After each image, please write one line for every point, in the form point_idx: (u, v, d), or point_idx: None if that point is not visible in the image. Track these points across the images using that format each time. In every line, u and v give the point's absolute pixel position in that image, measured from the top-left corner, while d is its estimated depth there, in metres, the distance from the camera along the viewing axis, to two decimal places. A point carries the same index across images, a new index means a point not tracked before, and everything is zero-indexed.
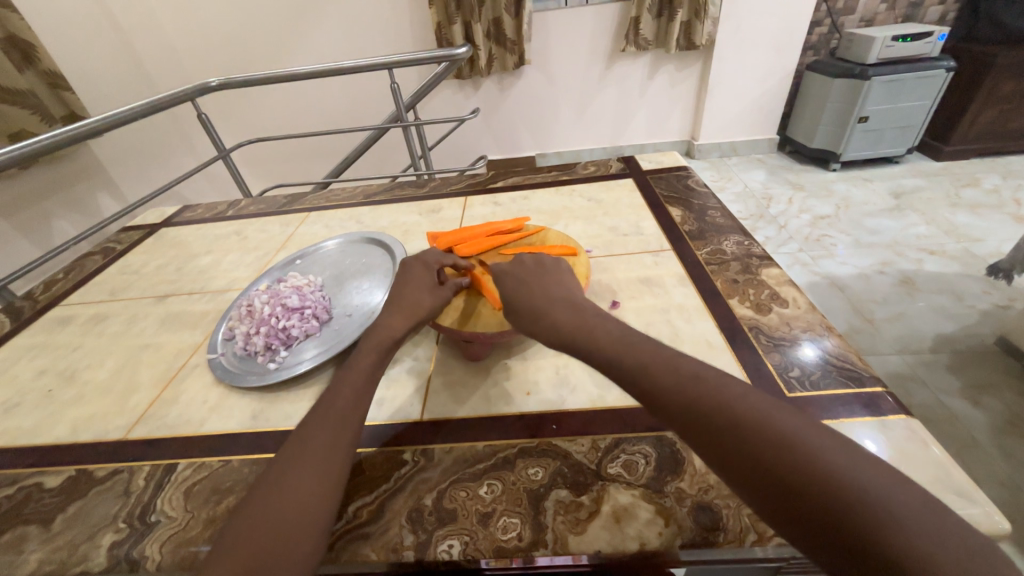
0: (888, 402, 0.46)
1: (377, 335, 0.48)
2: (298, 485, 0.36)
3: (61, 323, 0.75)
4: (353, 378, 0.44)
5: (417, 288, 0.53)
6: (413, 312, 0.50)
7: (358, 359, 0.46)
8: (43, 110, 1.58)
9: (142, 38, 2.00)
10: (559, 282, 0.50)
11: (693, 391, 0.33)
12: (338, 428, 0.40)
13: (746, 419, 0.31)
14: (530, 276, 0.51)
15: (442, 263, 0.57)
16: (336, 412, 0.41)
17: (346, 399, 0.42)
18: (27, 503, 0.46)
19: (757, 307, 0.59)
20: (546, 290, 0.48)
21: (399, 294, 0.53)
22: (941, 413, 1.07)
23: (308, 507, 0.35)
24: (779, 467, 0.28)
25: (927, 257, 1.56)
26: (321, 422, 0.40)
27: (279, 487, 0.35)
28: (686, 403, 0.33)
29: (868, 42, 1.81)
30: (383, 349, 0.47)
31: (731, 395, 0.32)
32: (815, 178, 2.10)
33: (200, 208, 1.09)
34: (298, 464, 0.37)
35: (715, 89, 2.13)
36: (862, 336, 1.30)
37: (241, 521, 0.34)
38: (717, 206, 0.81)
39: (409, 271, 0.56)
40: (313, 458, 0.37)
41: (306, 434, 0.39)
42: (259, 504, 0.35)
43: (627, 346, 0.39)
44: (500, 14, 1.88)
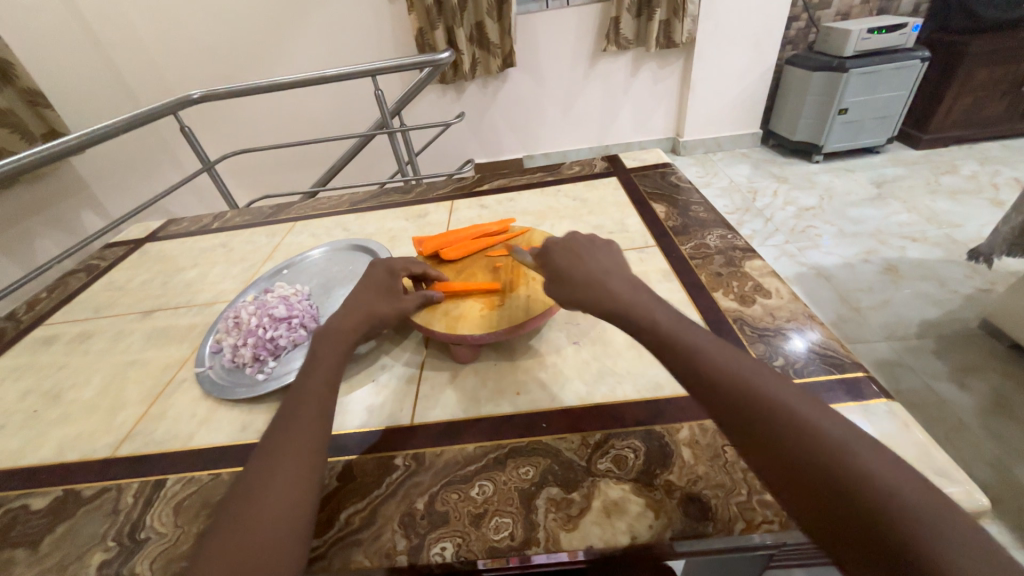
0: (870, 386, 0.47)
1: (330, 341, 0.48)
2: (272, 491, 0.36)
3: (45, 343, 0.74)
4: (313, 381, 0.44)
5: (375, 293, 0.53)
6: (367, 318, 0.50)
7: (316, 363, 0.46)
8: (22, 128, 1.56)
9: (122, 53, 1.98)
10: (570, 251, 0.49)
11: (730, 370, 0.35)
12: (307, 432, 0.40)
13: (773, 403, 0.32)
14: (536, 252, 0.51)
15: (408, 270, 0.57)
16: (301, 417, 0.41)
17: (310, 404, 0.42)
18: (13, 526, 0.45)
19: (742, 299, 0.60)
20: (554, 262, 0.49)
21: (354, 298, 0.53)
22: (929, 398, 1.09)
23: (283, 511, 0.35)
24: (794, 445, 0.30)
25: (910, 244, 1.59)
26: (289, 428, 0.40)
27: (253, 495, 0.36)
28: (721, 379, 0.34)
29: (845, 35, 1.85)
30: (341, 352, 0.47)
31: (765, 381, 0.34)
32: (798, 171, 2.13)
33: (184, 222, 1.08)
34: (268, 471, 0.37)
35: (697, 85, 2.16)
36: (850, 325, 1.32)
37: (218, 532, 0.34)
38: (700, 201, 0.82)
39: (373, 275, 0.56)
40: (284, 464, 0.38)
41: (275, 441, 0.39)
42: (234, 514, 0.35)
43: (677, 326, 0.39)
44: (482, 18, 1.89)
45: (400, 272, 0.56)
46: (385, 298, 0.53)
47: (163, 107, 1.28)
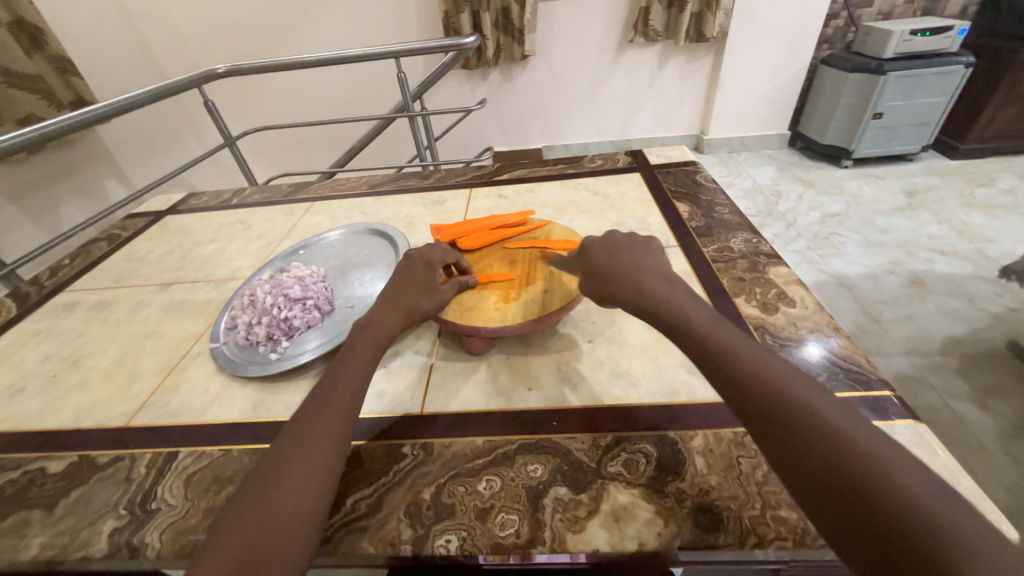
0: (896, 405, 0.45)
1: (369, 334, 0.46)
2: (292, 477, 0.36)
3: (66, 309, 0.75)
4: (348, 373, 0.43)
5: (415, 287, 0.51)
6: (408, 314, 0.49)
7: (352, 355, 0.45)
8: (51, 95, 1.58)
9: (150, 24, 1.99)
10: (653, 259, 0.48)
11: (770, 377, 0.34)
12: (333, 422, 0.39)
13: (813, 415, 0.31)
14: (621, 247, 0.49)
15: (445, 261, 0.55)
16: (331, 407, 0.40)
17: (341, 396, 0.41)
18: (30, 487, 0.47)
19: (764, 306, 0.58)
20: (644, 262, 0.47)
21: (393, 290, 0.51)
22: (947, 417, 1.06)
23: (298, 498, 0.35)
24: (835, 456, 0.29)
25: (938, 258, 1.53)
26: (316, 415, 0.40)
27: (275, 478, 0.36)
28: (758, 384, 0.34)
29: (886, 35, 1.77)
30: (378, 347, 0.46)
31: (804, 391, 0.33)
32: (826, 175, 2.07)
33: (205, 196, 1.09)
34: (291, 457, 0.37)
35: (725, 82, 2.09)
36: (869, 337, 1.29)
37: (236, 510, 0.34)
38: (726, 202, 0.80)
39: (410, 267, 0.54)
40: (308, 452, 0.37)
41: (301, 427, 0.39)
42: (253, 493, 0.35)
43: (716, 328, 0.38)
44: (508, 3, 1.85)
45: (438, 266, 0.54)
46: (424, 293, 0.51)
47: (188, 79, 1.28)
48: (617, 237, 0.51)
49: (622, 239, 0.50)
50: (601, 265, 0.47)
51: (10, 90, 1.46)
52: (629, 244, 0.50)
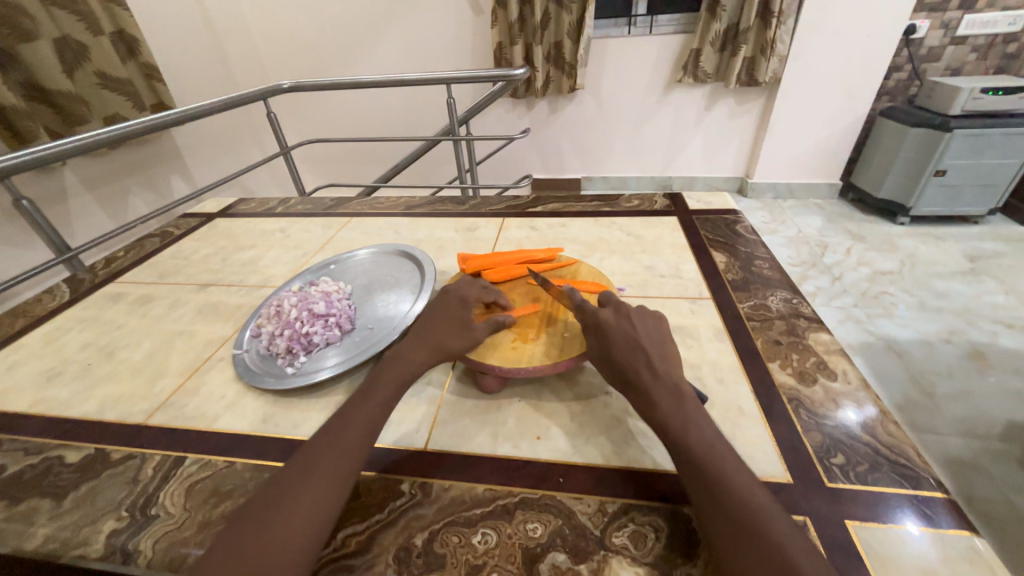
0: (948, 510, 0.40)
1: (396, 368, 0.47)
2: (294, 508, 0.35)
3: (113, 299, 0.80)
4: (367, 406, 0.43)
5: (446, 322, 0.51)
6: (437, 350, 0.49)
7: (374, 388, 0.45)
8: (136, 98, 1.74)
9: (230, 40, 2.17)
10: (668, 351, 0.46)
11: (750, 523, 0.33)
12: (343, 455, 0.39)
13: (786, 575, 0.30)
14: (639, 336, 0.47)
15: (480, 299, 0.55)
16: (345, 440, 0.40)
17: (356, 428, 0.41)
18: (47, 475, 0.48)
19: (800, 375, 0.54)
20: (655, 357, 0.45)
21: (426, 326, 0.51)
22: (1008, 513, 0.94)
23: (295, 530, 0.34)
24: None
25: (1004, 331, 1.40)
26: (329, 445, 0.40)
27: (279, 505, 0.35)
28: (735, 527, 0.33)
29: (953, 92, 1.68)
30: (401, 384, 0.46)
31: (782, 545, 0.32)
32: (878, 231, 1.96)
33: (253, 202, 1.15)
34: (298, 485, 0.37)
35: (775, 127, 2.05)
36: (919, 411, 1.18)
37: (237, 532, 0.34)
38: (766, 256, 0.76)
39: (445, 302, 0.54)
40: (313, 483, 0.37)
41: (312, 456, 0.39)
42: (255, 518, 0.35)
43: (714, 455, 0.38)
44: (561, 38, 1.91)
45: (472, 303, 0.54)
46: (455, 331, 0.51)
47: (254, 93, 1.37)
48: (636, 320, 0.49)
49: (645, 325, 0.48)
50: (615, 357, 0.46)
51: (103, 92, 1.61)
52: (651, 332, 0.48)
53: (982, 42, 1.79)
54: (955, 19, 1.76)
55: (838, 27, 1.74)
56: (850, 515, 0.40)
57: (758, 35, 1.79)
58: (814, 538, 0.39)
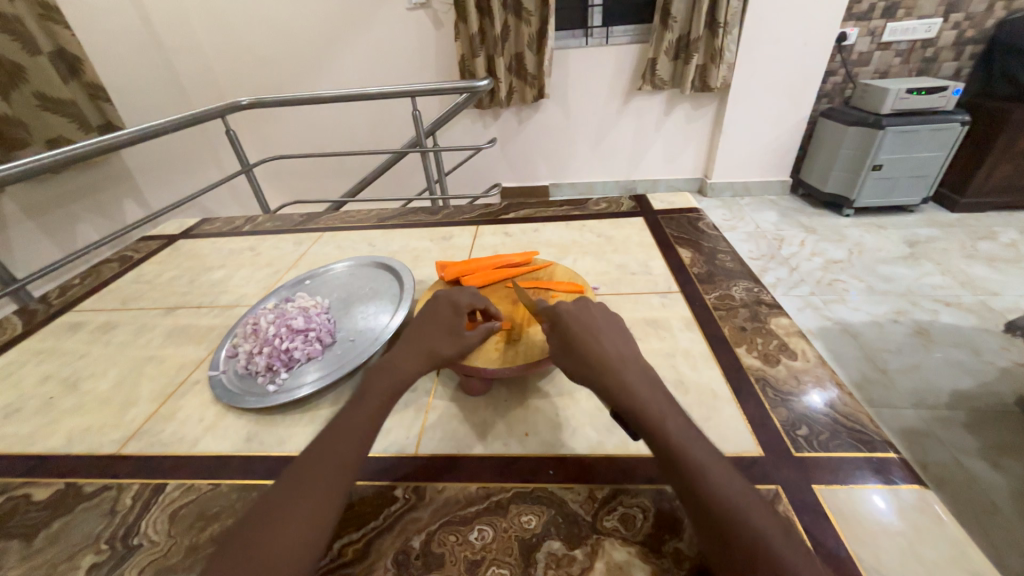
0: (902, 469, 0.44)
1: (386, 375, 0.46)
2: (292, 523, 0.35)
3: (71, 329, 0.76)
4: (359, 416, 0.43)
5: (439, 329, 0.51)
6: (429, 357, 0.48)
7: (366, 398, 0.44)
8: (81, 119, 1.66)
9: (182, 57, 2.10)
10: (627, 341, 0.48)
11: (730, 499, 0.35)
12: (338, 466, 0.39)
13: (765, 547, 0.32)
14: (602, 328, 0.48)
15: (473, 306, 0.54)
16: (339, 452, 0.40)
17: (348, 440, 0.41)
18: (12, 515, 0.46)
19: (765, 357, 0.58)
20: (615, 343, 0.46)
21: (416, 332, 0.51)
22: (959, 475, 1.02)
23: (294, 546, 0.34)
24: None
25: (942, 308, 1.53)
26: (322, 459, 0.39)
27: (275, 522, 0.35)
28: (717, 506, 0.35)
29: (883, 93, 1.84)
30: (393, 391, 0.45)
31: (758, 517, 0.34)
32: (827, 223, 2.10)
33: (218, 222, 1.12)
34: (294, 501, 0.36)
35: (728, 130, 2.17)
36: (875, 387, 1.26)
37: (233, 555, 0.34)
38: (727, 249, 0.81)
39: (436, 308, 0.53)
40: (308, 499, 0.36)
41: (306, 470, 0.38)
42: (252, 537, 0.34)
43: (689, 439, 0.39)
44: (522, 49, 1.96)
45: (464, 309, 0.53)
46: (447, 337, 0.51)
47: (212, 111, 1.33)
48: (596, 314, 0.50)
49: (598, 313, 0.50)
50: (584, 344, 0.46)
51: (45, 114, 1.53)
52: (608, 324, 0.49)
53: (904, 48, 1.97)
54: (879, 27, 1.93)
55: (778, 36, 1.88)
56: (816, 480, 0.43)
57: (708, 44, 1.90)
58: (786, 504, 0.42)
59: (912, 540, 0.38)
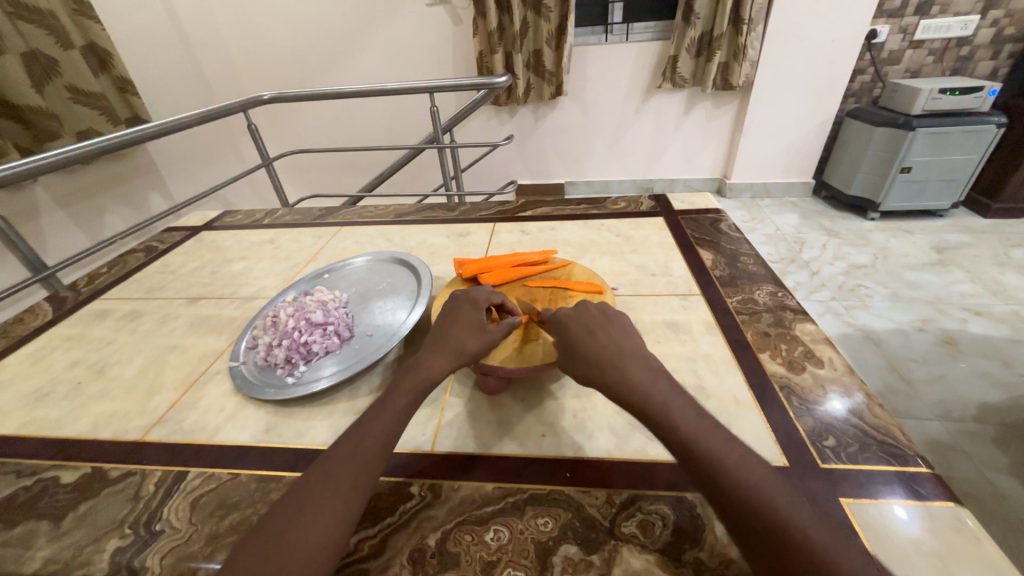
0: (934, 485, 0.42)
1: (413, 376, 0.46)
2: (315, 518, 0.35)
3: (98, 316, 0.78)
4: (384, 416, 0.43)
5: (464, 326, 0.51)
6: (456, 354, 0.48)
7: (392, 398, 0.44)
8: (110, 112, 1.70)
9: (206, 51, 2.13)
10: (628, 335, 0.47)
11: (751, 486, 0.34)
12: (363, 465, 0.39)
13: (796, 533, 0.31)
14: (601, 322, 0.48)
15: (490, 302, 0.54)
16: (365, 450, 0.40)
17: (374, 437, 0.41)
18: (42, 497, 0.47)
19: (790, 364, 0.57)
20: (615, 338, 0.46)
21: (442, 332, 0.51)
22: (986, 491, 0.98)
23: (319, 541, 0.34)
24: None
25: (972, 318, 1.47)
26: (347, 456, 0.39)
27: (299, 515, 0.35)
28: (739, 496, 0.34)
29: (914, 93, 1.77)
30: (419, 391, 0.45)
31: (783, 502, 0.33)
32: (852, 226, 2.04)
33: (240, 214, 1.14)
34: (318, 496, 0.37)
35: (750, 129, 2.12)
36: (898, 397, 1.23)
37: (257, 547, 0.34)
38: (750, 252, 0.79)
39: (456, 307, 0.54)
40: (332, 494, 0.37)
41: (331, 465, 0.39)
42: (275, 529, 0.35)
43: (701, 429, 0.38)
44: (541, 46, 1.94)
45: (483, 305, 0.53)
46: (474, 333, 0.50)
47: (235, 105, 1.35)
48: (593, 310, 0.49)
49: (597, 313, 0.49)
50: (582, 344, 0.46)
51: (76, 106, 1.57)
52: (606, 317, 0.49)
53: (938, 46, 1.90)
54: (912, 24, 1.86)
55: (805, 33, 1.82)
56: (843, 493, 0.42)
57: (731, 41, 1.86)
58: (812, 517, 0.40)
59: (946, 560, 0.37)
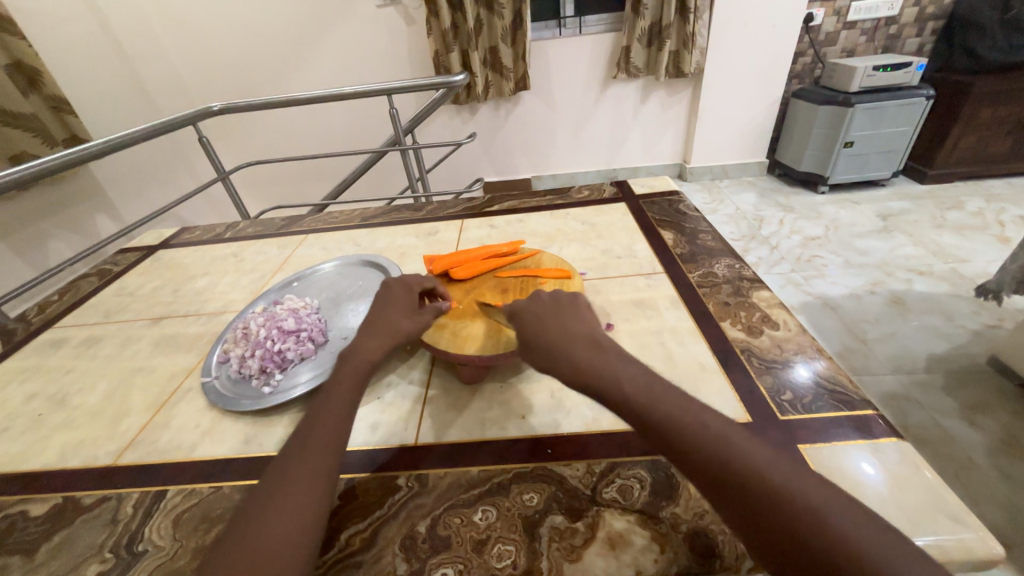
0: (881, 424, 0.46)
1: (353, 361, 0.47)
2: (281, 518, 0.35)
3: (53, 346, 0.74)
4: (329, 408, 0.43)
5: (396, 308, 0.53)
6: (392, 334, 0.50)
7: (336, 387, 0.45)
8: (44, 133, 1.61)
9: (146, 65, 2.04)
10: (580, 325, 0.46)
11: (732, 452, 0.33)
12: (320, 456, 0.39)
13: (779, 493, 0.31)
14: (551, 313, 0.48)
15: (423, 286, 0.57)
16: (319, 440, 0.40)
17: (326, 425, 0.41)
18: (10, 532, 0.45)
19: (748, 330, 0.60)
20: (574, 329, 0.45)
21: (374, 315, 0.52)
22: (937, 434, 1.07)
23: (289, 533, 0.34)
24: (795, 525, 0.30)
25: (916, 278, 1.59)
26: (301, 451, 0.40)
27: (262, 518, 0.35)
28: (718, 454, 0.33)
29: (850, 71, 1.88)
30: (362, 374, 0.46)
31: (765, 460, 0.33)
32: (804, 201, 2.15)
33: (198, 230, 1.10)
34: (277, 496, 0.36)
35: (704, 114, 2.19)
36: (856, 356, 1.31)
37: (220, 559, 0.33)
38: (708, 229, 0.83)
39: (390, 291, 0.55)
40: (295, 487, 0.37)
41: (289, 462, 0.39)
42: (241, 537, 0.34)
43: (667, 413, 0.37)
44: (496, 43, 1.95)
45: (415, 288, 0.56)
46: (406, 315, 0.52)
47: (184, 117, 1.30)
48: (545, 301, 0.50)
49: (551, 303, 0.49)
50: (540, 340, 0.45)
51: (4, 129, 1.48)
52: (558, 310, 0.48)
53: (869, 26, 2.02)
54: (844, 6, 1.98)
55: (748, 20, 1.90)
56: (801, 440, 0.46)
57: (680, 30, 1.92)
58: None
59: (898, 493, 0.40)
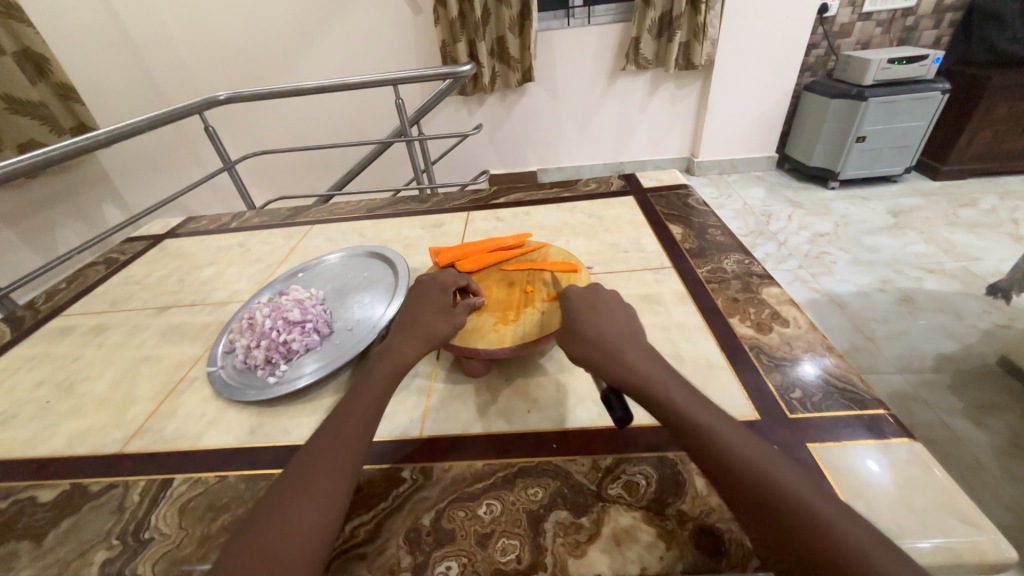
0: (892, 424, 0.45)
1: (388, 360, 0.47)
2: (301, 513, 0.35)
3: (61, 333, 0.75)
4: (361, 404, 0.43)
5: (433, 309, 0.53)
6: (427, 337, 0.49)
7: (367, 385, 0.45)
8: (53, 121, 1.61)
9: (151, 53, 2.03)
10: (634, 322, 0.48)
11: (752, 457, 0.34)
12: (344, 454, 0.39)
13: (791, 496, 0.32)
14: (596, 309, 0.49)
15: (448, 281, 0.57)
16: (344, 438, 0.40)
17: (355, 423, 0.41)
18: (20, 517, 0.46)
19: (758, 326, 0.59)
20: (616, 328, 0.46)
21: (411, 316, 0.52)
22: (944, 434, 1.06)
23: (307, 529, 0.34)
24: (801, 527, 0.30)
25: (927, 276, 1.56)
26: (326, 447, 0.39)
27: (283, 509, 0.35)
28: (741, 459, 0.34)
29: (864, 64, 1.84)
30: (395, 375, 0.46)
31: (782, 469, 0.34)
32: (814, 197, 2.12)
33: (204, 219, 1.10)
34: (301, 488, 0.36)
35: (714, 106, 2.16)
36: (863, 355, 1.30)
37: (239, 545, 0.33)
38: (717, 223, 0.82)
39: (424, 290, 0.56)
40: (317, 482, 0.37)
41: (313, 456, 0.39)
42: (260, 526, 0.34)
43: (703, 412, 0.38)
44: (503, 33, 1.92)
45: (450, 287, 0.56)
46: (441, 315, 0.52)
47: (190, 107, 1.29)
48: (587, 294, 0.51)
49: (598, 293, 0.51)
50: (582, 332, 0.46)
51: (14, 118, 1.48)
52: (597, 306, 0.49)
53: (885, 17, 1.97)
54: None
55: (759, 11, 1.86)
56: (811, 439, 0.45)
57: (690, 21, 1.88)
58: None
59: (909, 494, 0.40)
